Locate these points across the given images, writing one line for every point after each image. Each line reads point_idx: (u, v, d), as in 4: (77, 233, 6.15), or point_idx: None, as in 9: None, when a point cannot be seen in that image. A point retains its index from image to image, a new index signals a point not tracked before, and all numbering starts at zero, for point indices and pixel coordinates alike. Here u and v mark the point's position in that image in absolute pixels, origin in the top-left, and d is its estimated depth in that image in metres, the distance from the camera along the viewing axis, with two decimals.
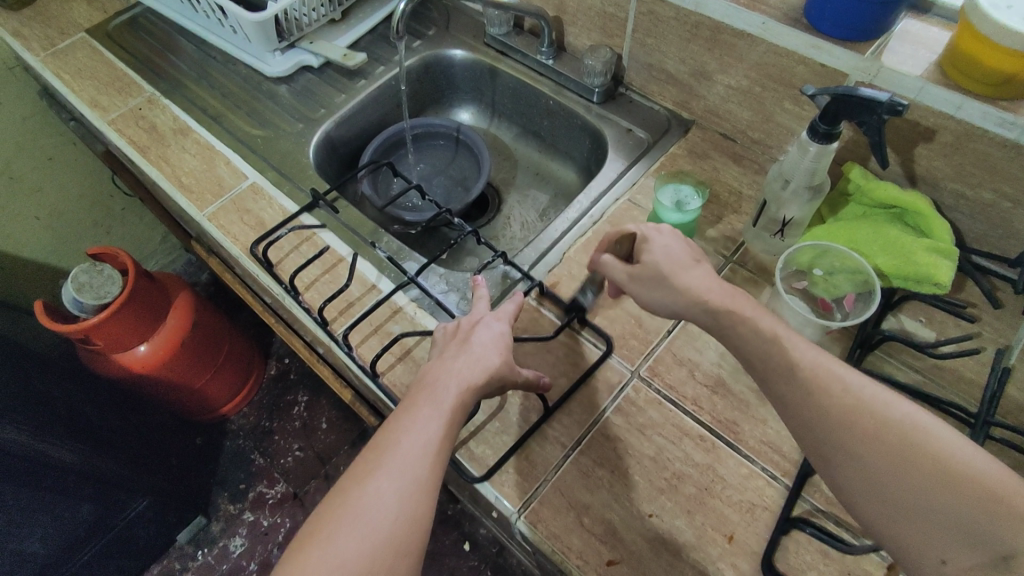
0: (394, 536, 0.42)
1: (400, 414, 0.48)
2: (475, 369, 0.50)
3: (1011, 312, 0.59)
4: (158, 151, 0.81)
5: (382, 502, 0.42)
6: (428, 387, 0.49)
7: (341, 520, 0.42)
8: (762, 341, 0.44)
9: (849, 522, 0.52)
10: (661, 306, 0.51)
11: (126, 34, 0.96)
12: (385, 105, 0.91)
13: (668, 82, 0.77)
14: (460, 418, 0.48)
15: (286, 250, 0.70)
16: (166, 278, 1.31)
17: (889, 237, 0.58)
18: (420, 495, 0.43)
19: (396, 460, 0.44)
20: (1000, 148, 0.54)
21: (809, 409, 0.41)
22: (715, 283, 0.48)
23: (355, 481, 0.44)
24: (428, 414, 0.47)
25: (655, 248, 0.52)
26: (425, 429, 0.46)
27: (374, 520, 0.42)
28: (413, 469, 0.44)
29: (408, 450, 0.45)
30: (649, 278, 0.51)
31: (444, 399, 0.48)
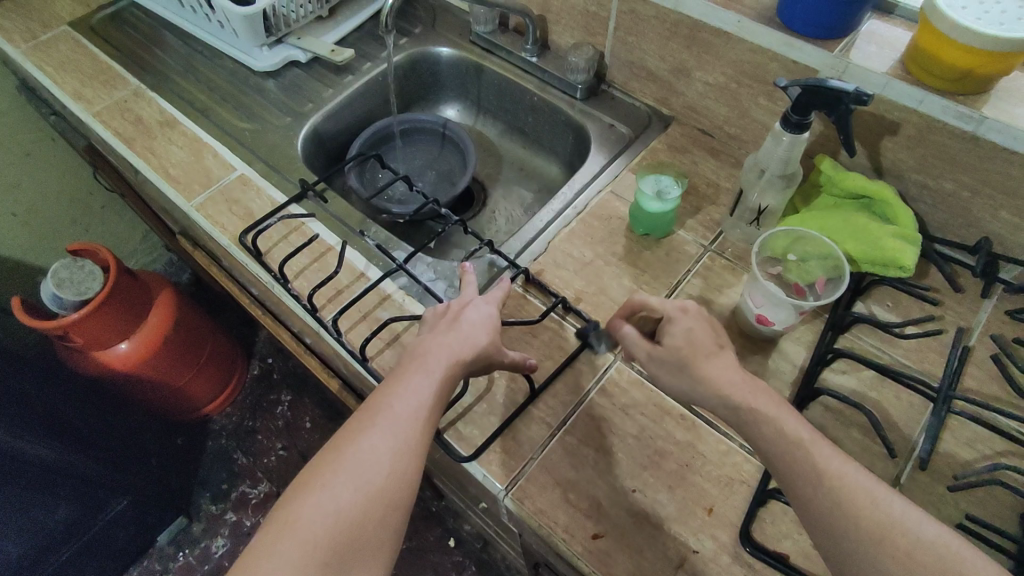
0: (386, 490, 0.46)
1: (393, 379, 0.51)
2: (464, 346, 0.53)
3: (971, 296, 0.63)
4: (145, 143, 0.81)
5: (376, 458, 0.46)
6: (420, 357, 0.52)
7: (337, 472, 0.46)
8: (789, 446, 0.45)
9: None
10: (681, 392, 0.51)
11: (111, 28, 0.96)
12: (373, 100, 0.92)
13: (648, 79, 0.80)
14: (447, 390, 0.51)
15: (275, 239, 0.71)
16: (147, 276, 1.30)
17: (857, 224, 0.61)
18: (411, 456, 0.47)
19: (390, 421, 0.48)
20: (958, 140, 0.58)
21: (843, 522, 0.41)
22: (738, 375, 0.49)
23: (351, 437, 0.48)
24: (420, 381, 0.50)
25: (675, 332, 0.52)
26: (417, 396, 0.50)
27: (368, 474, 0.46)
28: (405, 431, 0.48)
29: (401, 413, 0.49)
30: (670, 363, 0.51)
31: (435, 370, 0.51)
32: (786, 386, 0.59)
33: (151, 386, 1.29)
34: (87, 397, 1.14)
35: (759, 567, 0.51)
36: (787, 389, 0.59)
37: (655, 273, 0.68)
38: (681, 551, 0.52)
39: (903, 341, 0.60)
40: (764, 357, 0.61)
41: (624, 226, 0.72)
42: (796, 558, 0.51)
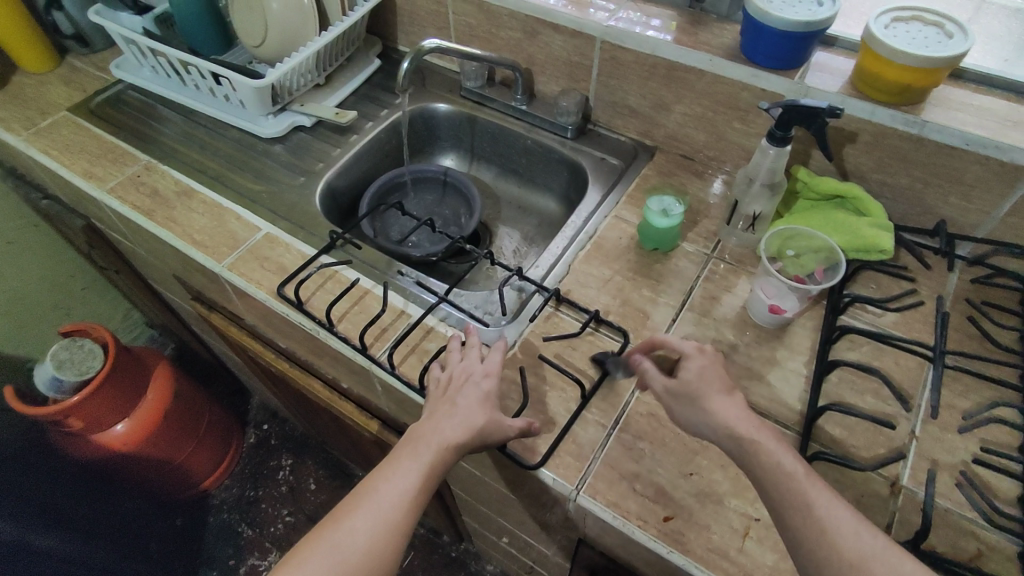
0: (360, 568, 0.51)
1: (388, 460, 0.57)
2: (459, 428, 0.58)
3: (939, 271, 0.73)
4: (165, 213, 0.84)
5: (355, 538, 0.52)
6: (413, 442, 0.58)
7: (318, 548, 0.51)
8: (771, 474, 0.48)
9: (856, 452, 0.61)
10: (690, 423, 0.54)
11: (110, 109, 0.99)
12: (377, 156, 0.98)
13: (630, 115, 0.90)
14: (434, 474, 0.56)
15: (312, 289, 0.75)
16: (142, 350, 1.28)
17: (839, 220, 0.72)
18: (389, 537, 0.52)
19: (375, 502, 0.54)
20: (908, 142, 0.69)
21: (820, 549, 0.44)
22: (742, 411, 0.52)
23: (336, 516, 0.53)
24: (410, 465, 0.56)
25: (691, 367, 0.56)
26: (404, 480, 0.55)
27: (345, 551, 0.51)
28: (387, 513, 0.53)
29: (387, 495, 0.54)
30: (681, 394, 0.55)
31: (425, 454, 0.56)
32: (802, 365, 0.67)
33: (151, 466, 1.25)
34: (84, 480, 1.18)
35: None
36: (803, 367, 0.67)
37: (669, 281, 0.75)
38: (745, 520, 0.57)
39: (893, 314, 0.70)
40: (779, 343, 0.69)
41: (633, 243, 0.79)
42: None
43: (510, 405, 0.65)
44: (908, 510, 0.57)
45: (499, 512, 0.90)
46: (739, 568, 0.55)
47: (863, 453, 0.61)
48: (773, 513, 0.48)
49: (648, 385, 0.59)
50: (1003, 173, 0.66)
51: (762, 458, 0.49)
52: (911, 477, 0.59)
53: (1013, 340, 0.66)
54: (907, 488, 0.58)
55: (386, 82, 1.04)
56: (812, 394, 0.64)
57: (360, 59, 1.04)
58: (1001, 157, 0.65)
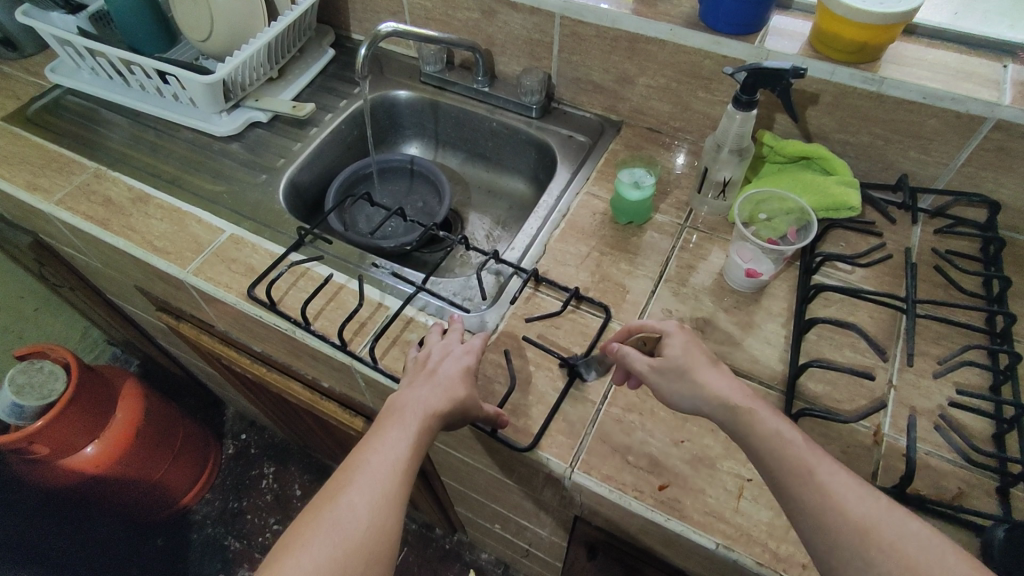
0: (362, 544, 0.48)
1: (373, 434, 0.55)
2: (440, 397, 0.57)
3: (904, 225, 0.75)
4: (122, 222, 0.80)
5: (353, 515, 0.49)
6: (397, 412, 0.56)
7: (315, 530, 0.48)
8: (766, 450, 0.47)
9: (839, 406, 0.62)
10: (680, 400, 0.53)
11: (50, 116, 0.94)
12: (339, 148, 0.96)
13: (595, 91, 0.89)
14: (425, 440, 0.55)
15: (285, 288, 0.72)
16: (105, 368, 1.23)
17: (807, 182, 0.73)
18: (387, 509, 0.50)
19: (367, 475, 0.51)
20: (868, 99, 0.70)
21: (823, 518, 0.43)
22: (734, 386, 0.52)
23: (329, 496, 0.50)
24: (398, 434, 0.54)
25: (675, 343, 0.55)
26: (394, 449, 0.53)
27: (346, 529, 0.48)
28: (382, 485, 0.51)
29: (379, 467, 0.52)
30: (670, 368, 0.54)
31: (411, 422, 0.55)
32: (781, 326, 0.68)
33: (125, 486, 1.21)
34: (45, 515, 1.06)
35: None
36: (782, 328, 0.68)
37: (645, 254, 0.75)
38: (738, 482, 0.58)
39: (863, 269, 0.71)
40: (756, 306, 0.70)
41: (607, 218, 0.79)
42: None
43: (497, 388, 0.64)
44: (893, 457, 0.58)
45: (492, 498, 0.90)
46: (736, 529, 0.55)
47: (847, 407, 0.62)
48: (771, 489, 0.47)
49: (632, 370, 0.56)
50: (959, 124, 0.68)
51: (753, 439, 0.48)
52: (892, 425, 0.61)
53: (977, 285, 0.69)
54: (890, 436, 0.60)
55: (342, 72, 1.01)
56: (794, 353, 0.65)
57: (313, 49, 1.01)
58: (958, 108, 0.66)
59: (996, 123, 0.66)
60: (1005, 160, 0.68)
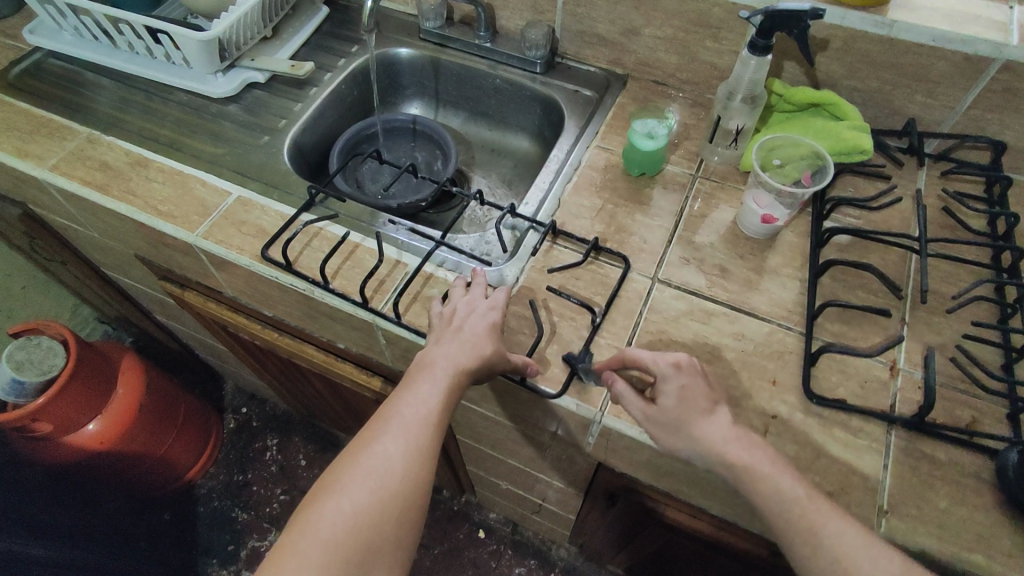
0: (398, 491, 0.51)
1: (404, 386, 0.57)
2: (468, 354, 0.57)
3: (911, 168, 0.76)
4: (122, 187, 0.77)
5: (388, 463, 0.52)
6: (427, 365, 0.57)
7: (352, 476, 0.51)
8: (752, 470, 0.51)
9: (855, 343, 0.64)
10: (676, 451, 0.54)
11: (32, 80, 0.89)
12: (339, 108, 0.94)
13: (600, 44, 0.88)
14: (454, 394, 0.56)
15: (299, 249, 0.71)
16: (103, 344, 1.21)
17: (818, 127, 0.74)
18: (420, 459, 0.53)
19: (400, 426, 0.54)
20: (878, 44, 0.71)
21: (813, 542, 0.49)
22: (732, 433, 0.53)
23: (365, 444, 0.53)
24: (428, 388, 0.56)
25: (670, 393, 0.54)
26: (425, 402, 0.55)
27: (381, 477, 0.51)
28: (414, 435, 0.53)
29: (412, 418, 0.54)
30: (665, 422, 0.54)
31: (441, 377, 0.56)
32: (796, 270, 0.70)
33: (130, 461, 1.21)
34: (65, 494, 1.04)
35: (826, 413, 0.60)
36: (797, 272, 0.69)
37: (659, 205, 0.76)
38: (763, 419, 0.59)
39: (872, 213, 0.73)
40: (771, 252, 0.71)
41: (620, 170, 0.79)
42: (851, 398, 0.61)
43: (523, 339, 0.65)
44: (909, 390, 0.61)
45: (509, 452, 0.91)
46: None
47: (862, 344, 0.64)
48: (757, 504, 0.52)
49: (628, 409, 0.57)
50: (967, 66, 0.69)
51: None
52: (906, 360, 0.63)
53: (982, 223, 0.71)
54: (905, 371, 0.62)
55: (338, 30, 0.98)
56: (810, 296, 0.66)
57: (306, 7, 0.98)
58: (967, 50, 0.67)
59: (1004, 64, 0.67)
60: (1012, 101, 0.69)
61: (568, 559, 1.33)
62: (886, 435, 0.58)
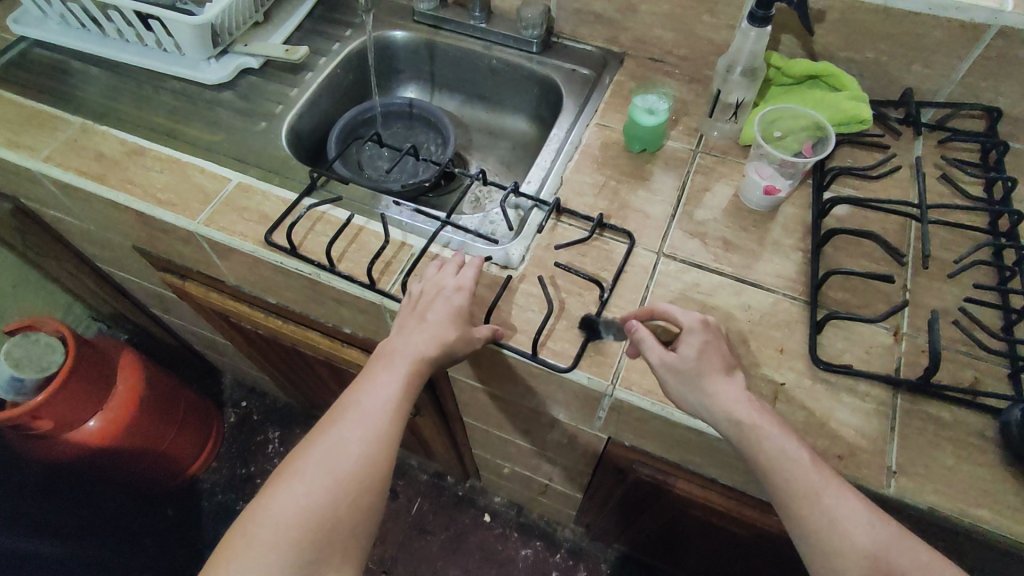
0: (355, 474, 0.53)
1: (365, 376, 0.59)
2: (429, 341, 0.59)
3: (908, 138, 0.77)
4: (119, 176, 0.76)
5: (345, 448, 0.54)
6: (388, 355, 0.60)
7: (309, 460, 0.53)
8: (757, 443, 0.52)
9: (859, 311, 0.65)
10: (686, 400, 0.55)
11: (20, 70, 0.87)
12: (335, 93, 0.93)
13: (596, 22, 0.88)
14: (413, 383, 0.59)
15: (303, 233, 0.71)
16: (101, 341, 1.20)
17: (816, 98, 0.74)
18: (378, 444, 0.55)
19: (359, 413, 0.56)
20: (874, 14, 0.71)
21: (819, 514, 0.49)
22: (744, 396, 0.54)
23: (324, 431, 0.55)
24: (388, 377, 0.58)
25: (693, 343, 0.56)
26: (384, 390, 0.57)
27: (338, 462, 0.53)
28: (372, 422, 0.56)
29: (370, 406, 0.56)
30: (683, 371, 0.55)
31: (400, 365, 0.59)
32: (799, 240, 0.70)
33: (133, 457, 1.20)
34: (54, 490, 1.04)
35: (834, 379, 0.61)
36: (800, 242, 0.70)
37: (661, 180, 0.76)
38: (772, 386, 0.60)
39: (872, 182, 0.73)
40: (773, 223, 0.72)
41: (621, 147, 0.79)
42: (857, 364, 0.62)
43: (532, 316, 0.65)
44: (914, 353, 0.62)
45: (516, 433, 0.92)
46: None
47: (866, 311, 0.65)
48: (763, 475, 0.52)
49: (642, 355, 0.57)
50: (963, 33, 0.69)
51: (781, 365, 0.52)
52: (910, 324, 0.64)
53: (979, 189, 0.72)
54: (909, 335, 0.63)
55: (330, 14, 0.97)
56: (813, 265, 0.67)
57: None
58: (963, 18, 0.68)
59: (999, 30, 0.67)
60: (1006, 67, 0.70)
61: (573, 540, 1.34)
62: (893, 398, 0.60)
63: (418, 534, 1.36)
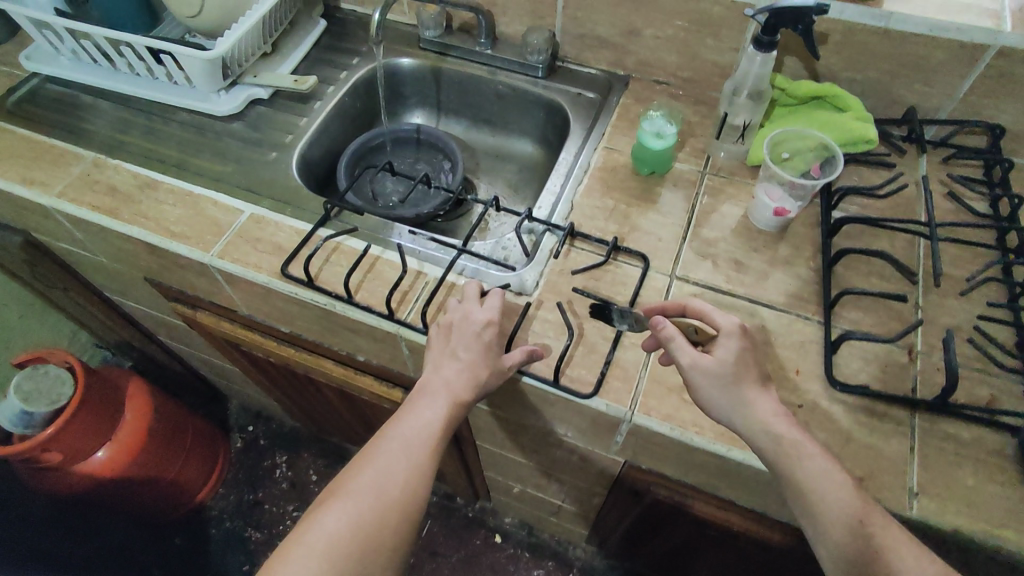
0: (396, 503, 0.55)
1: (406, 407, 0.62)
2: (466, 376, 0.60)
3: (913, 156, 0.78)
4: (132, 210, 0.77)
5: (387, 476, 0.56)
6: (428, 387, 0.61)
7: (353, 487, 0.55)
8: (795, 457, 0.52)
9: (874, 332, 0.65)
10: (719, 407, 0.55)
11: (31, 106, 0.88)
12: (343, 120, 0.94)
13: (600, 46, 0.89)
14: (452, 415, 0.60)
15: (319, 264, 0.71)
16: (110, 370, 1.19)
17: (821, 119, 0.75)
18: (419, 474, 0.57)
19: (401, 443, 0.58)
20: (875, 35, 0.73)
21: (846, 527, 0.50)
22: (778, 411, 0.55)
23: (368, 458, 0.57)
24: (428, 408, 0.60)
25: (730, 348, 0.56)
26: (425, 422, 0.59)
27: (381, 490, 0.55)
28: (413, 453, 0.58)
29: (411, 437, 0.59)
30: (716, 374, 0.55)
31: (441, 397, 0.60)
32: (810, 260, 0.71)
33: (140, 487, 1.18)
34: (55, 523, 1.06)
35: (852, 400, 0.61)
36: (811, 261, 0.71)
37: (670, 202, 0.77)
38: (790, 408, 0.60)
39: (880, 201, 0.74)
40: (784, 243, 0.73)
41: (629, 170, 0.80)
42: (874, 383, 0.62)
43: (548, 343, 0.66)
44: (930, 372, 0.62)
45: (531, 455, 0.91)
46: None
47: (880, 330, 0.65)
48: (794, 491, 0.52)
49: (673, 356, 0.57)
50: (962, 54, 0.71)
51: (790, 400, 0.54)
52: (924, 342, 0.64)
53: (984, 205, 0.73)
54: (923, 354, 0.63)
55: (336, 43, 0.98)
56: (826, 286, 0.68)
57: (304, 21, 0.98)
58: (962, 38, 0.69)
59: (999, 50, 0.69)
60: (1006, 85, 0.72)
61: (585, 559, 1.34)
62: (911, 418, 0.60)
63: (429, 557, 1.35)
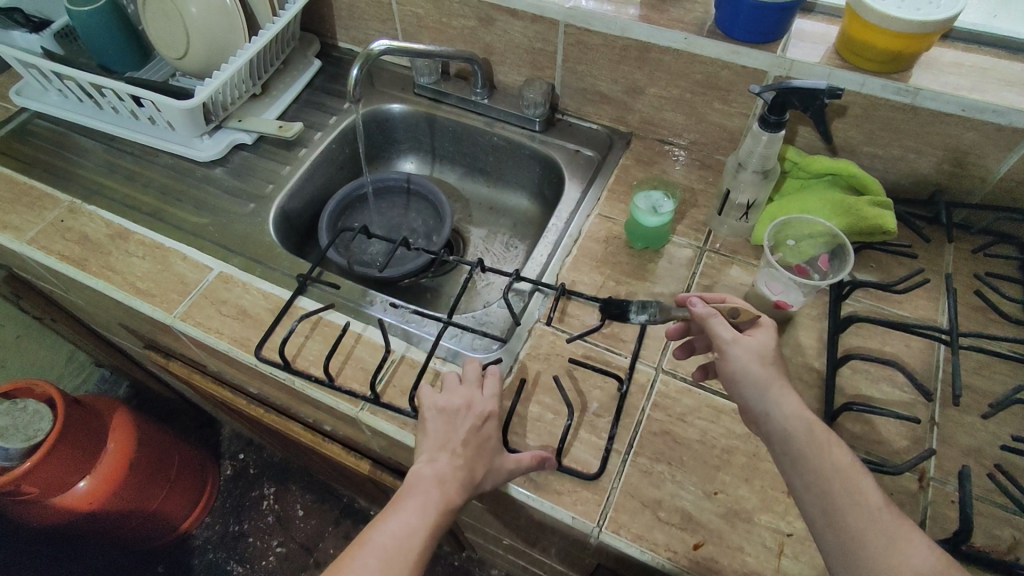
0: None
1: (387, 510, 0.53)
2: (458, 479, 0.54)
3: (937, 244, 0.71)
4: (101, 262, 0.74)
5: None
6: (415, 488, 0.54)
7: None
8: (827, 446, 0.46)
9: (881, 452, 0.58)
10: (755, 388, 0.49)
11: (17, 143, 0.87)
12: (330, 167, 0.90)
13: (602, 101, 0.84)
14: (439, 526, 0.53)
15: (300, 342, 0.67)
16: (94, 400, 1.18)
17: (835, 200, 0.68)
18: None
19: (379, 553, 0.50)
20: (900, 111, 0.66)
21: (872, 531, 0.42)
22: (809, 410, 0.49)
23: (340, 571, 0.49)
24: (413, 516, 0.52)
25: (771, 335, 0.52)
26: (407, 531, 0.51)
27: None
28: (391, 568, 0.49)
29: (390, 548, 0.50)
30: (759, 353, 0.50)
31: (429, 503, 0.53)
32: (814, 359, 0.64)
33: (120, 518, 1.16)
34: None
35: None
36: (814, 361, 0.64)
37: (663, 282, 0.71)
38: (776, 539, 0.55)
39: (896, 296, 0.67)
40: (785, 338, 0.66)
41: (622, 242, 0.74)
42: None
43: (516, 440, 0.60)
44: (942, 505, 0.55)
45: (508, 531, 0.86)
46: None
47: (888, 449, 0.58)
48: (812, 480, 0.45)
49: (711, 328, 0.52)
50: (998, 137, 0.63)
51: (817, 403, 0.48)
52: (938, 468, 0.57)
53: (1014, 306, 0.65)
54: (936, 482, 0.56)
55: (330, 86, 0.95)
56: (829, 394, 0.61)
57: (298, 61, 0.94)
58: (1001, 121, 0.62)
59: None
60: None
61: None
62: None
63: None
